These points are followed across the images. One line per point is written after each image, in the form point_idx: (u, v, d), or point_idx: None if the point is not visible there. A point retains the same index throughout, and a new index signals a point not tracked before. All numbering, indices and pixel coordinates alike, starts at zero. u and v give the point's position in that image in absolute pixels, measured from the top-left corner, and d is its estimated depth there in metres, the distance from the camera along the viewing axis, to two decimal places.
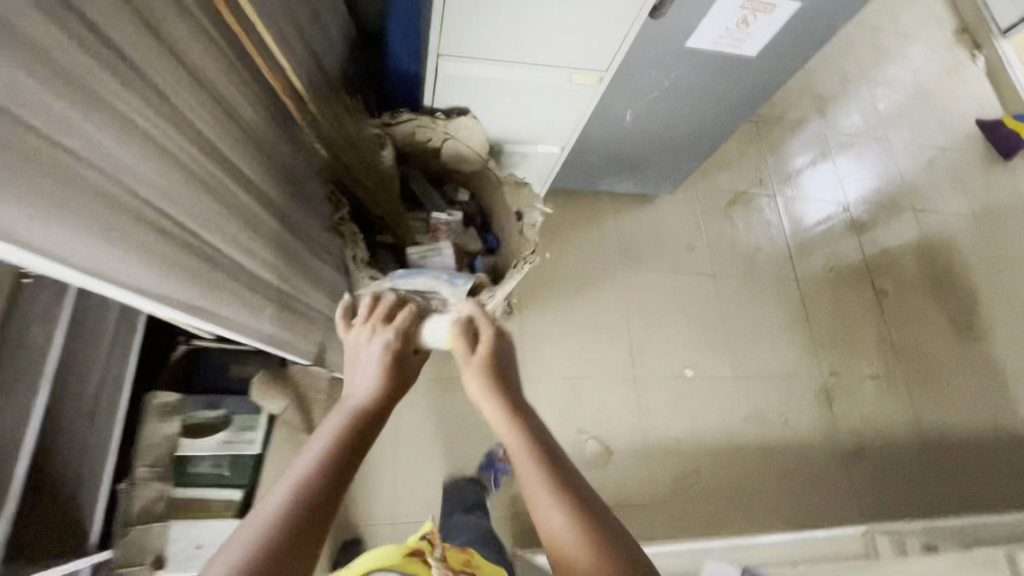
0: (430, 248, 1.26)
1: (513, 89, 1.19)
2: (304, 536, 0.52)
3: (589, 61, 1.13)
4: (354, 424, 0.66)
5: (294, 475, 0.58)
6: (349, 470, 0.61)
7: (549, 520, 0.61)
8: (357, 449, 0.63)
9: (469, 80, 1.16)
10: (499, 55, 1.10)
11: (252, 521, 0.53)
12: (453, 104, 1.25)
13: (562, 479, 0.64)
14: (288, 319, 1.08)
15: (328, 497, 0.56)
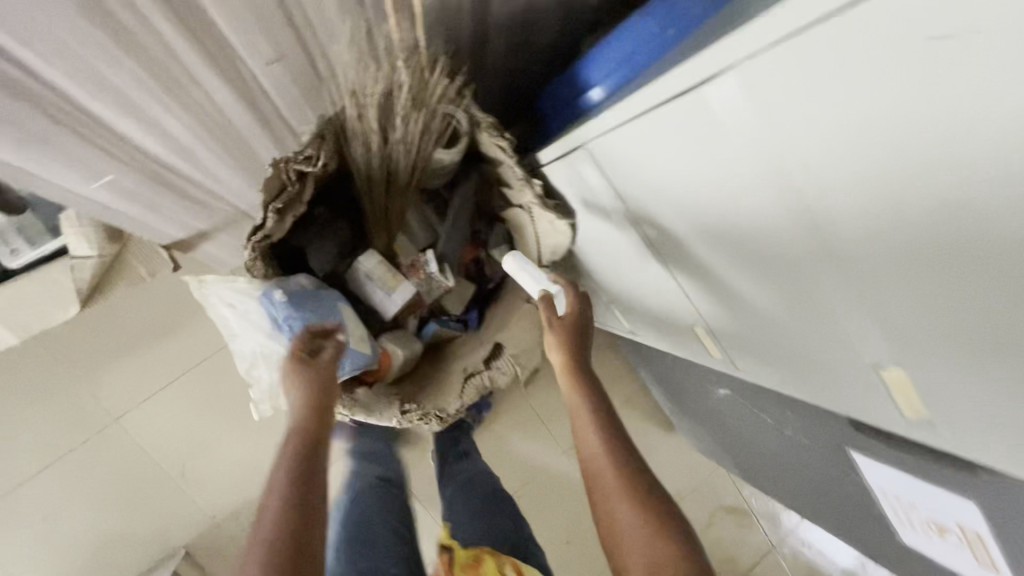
0: (387, 276, 0.89)
1: (628, 257, 0.80)
2: None
3: (735, 340, 0.73)
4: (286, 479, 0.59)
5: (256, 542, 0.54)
6: (306, 491, 0.58)
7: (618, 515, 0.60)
8: (307, 469, 0.60)
9: (596, 198, 0.76)
10: (650, 212, 0.69)
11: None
12: (567, 187, 0.81)
13: (623, 460, 0.64)
14: (139, 194, 0.75)
15: (298, 537, 0.54)
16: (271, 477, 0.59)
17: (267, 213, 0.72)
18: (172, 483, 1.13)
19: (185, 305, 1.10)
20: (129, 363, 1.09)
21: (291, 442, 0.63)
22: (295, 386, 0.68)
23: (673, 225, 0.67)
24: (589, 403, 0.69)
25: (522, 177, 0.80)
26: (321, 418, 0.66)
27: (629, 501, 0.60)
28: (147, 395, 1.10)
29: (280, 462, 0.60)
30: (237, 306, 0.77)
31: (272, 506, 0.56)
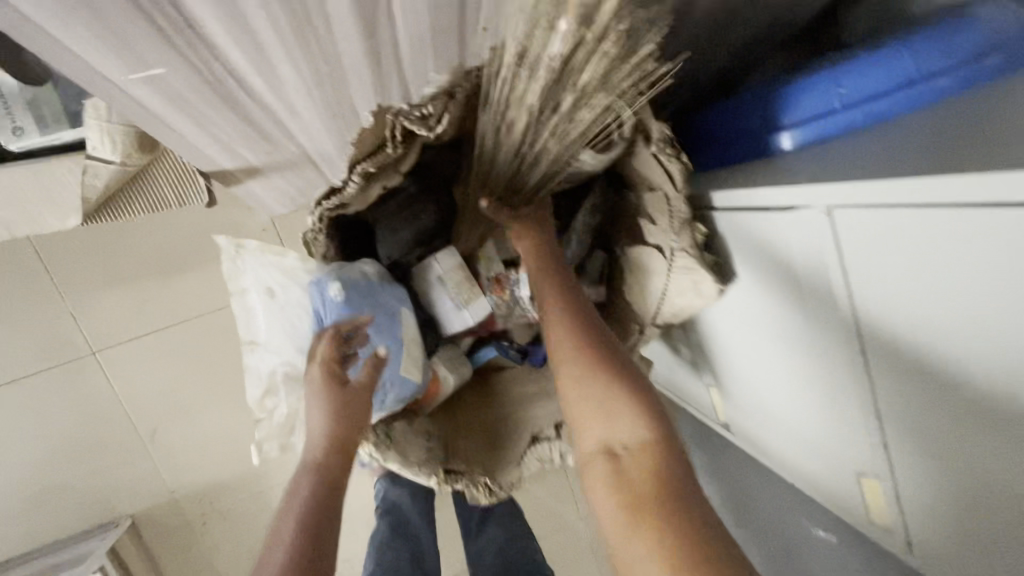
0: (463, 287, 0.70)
1: (800, 359, 0.59)
2: None
3: (927, 523, 0.52)
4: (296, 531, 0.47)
5: None
6: (317, 541, 0.47)
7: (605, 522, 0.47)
8: (314, 511, 0.49)
9: (788, 277, 0.55)
10: (883, 332, 0.48)
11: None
12: (735, 246, 0.61)
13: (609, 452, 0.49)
14: (188, 107, 0.56)
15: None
16: (279, 518, 0.49)
17: (353, 175, 0.53)
18: (136, 442, 0.96)
19: (205, 243, 0.92)
20: (122, 296, 0.91)
21: (309, 481, 0.51)
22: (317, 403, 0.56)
23: (920, 362, 0.45)
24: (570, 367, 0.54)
25: (685, 216, 0.61)
26: (346, 462, 0.54)
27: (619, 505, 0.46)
28: (132, 336, 0.92)
29: (294, 500, 0.50)
30: (275, 296, 0.60)
31: (272, 555, 0.46)
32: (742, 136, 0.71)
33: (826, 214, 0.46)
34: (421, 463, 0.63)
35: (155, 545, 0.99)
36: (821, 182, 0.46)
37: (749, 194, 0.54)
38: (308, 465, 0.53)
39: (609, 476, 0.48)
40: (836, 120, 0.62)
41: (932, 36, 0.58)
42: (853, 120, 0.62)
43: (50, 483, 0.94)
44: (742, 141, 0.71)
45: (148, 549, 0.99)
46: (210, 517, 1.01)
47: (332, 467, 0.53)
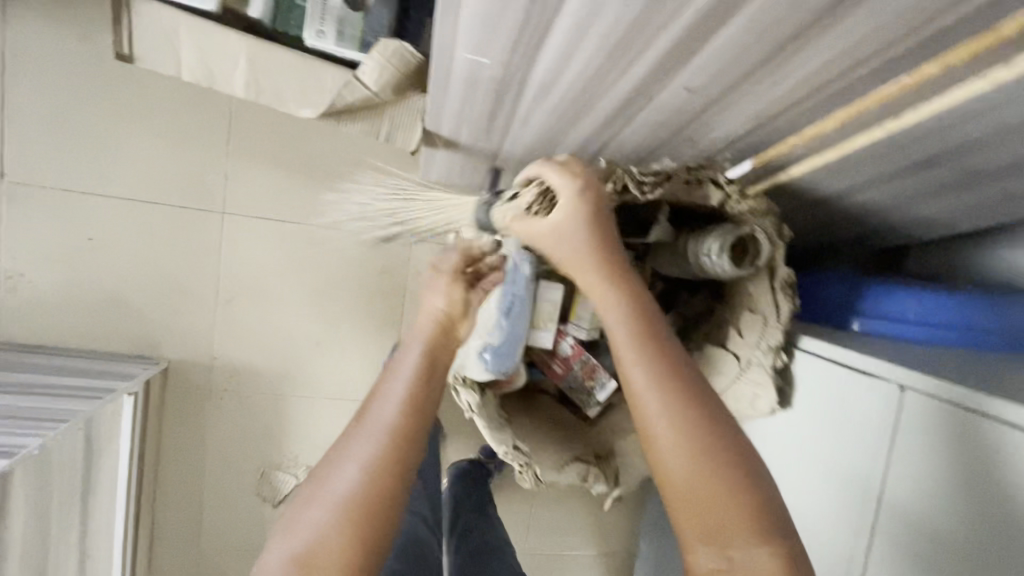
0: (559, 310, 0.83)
1: (811, 485, 0.71)
2: (387, 483, 0.47)
3: None
4: (422, 371, 0.55)
5: (382, 401, 0.52)
6: (411, 426, 0.51)
7: (692, 527, 0.45)
8: (414, 395, 0.52)
9: (824, 415, 0.68)
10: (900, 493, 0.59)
11: (323, 472, 0.48)
12: (805, 384, 0.75)
13: (693, 453, 0.46)
14: (469, 86, 0.71)
15: (388, 453, 0.48)
16: (372, 397, 0.53)
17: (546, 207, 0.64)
18: (210, 301, 1.04)
19: (366, 175, 1.05)
20: (275, 180, 1.01)
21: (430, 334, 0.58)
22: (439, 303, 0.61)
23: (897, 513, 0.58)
24: (642, 358, 0.50)
25: (773, 344, 0.76)
26: (450, 337, 0.59)
27: (720, 518, 0.44)
28: (261, 215, 1.02)
29: (390, 380, 0.54)
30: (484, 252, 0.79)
31: (376, 426, 0.50)
32: (830, 306, 0.88)
33: (874, 382, 0.61)
34: (494, 431, 0.72)
35: (172, 395, 1.05)
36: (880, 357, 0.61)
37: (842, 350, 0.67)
38: (403, 357, 0.56)
39: (728, 497, 0.44)
40: (904, 327, 0.79)
41: (996, 301, 0.76)
42: (916, 333, 0.78)
43: (119, 298, 1.00)
44: (828, 307, 0.88)
45: (164, 395, 1.04)
46: (228, 395, 1.07)
47: (432, 365, 0.56)
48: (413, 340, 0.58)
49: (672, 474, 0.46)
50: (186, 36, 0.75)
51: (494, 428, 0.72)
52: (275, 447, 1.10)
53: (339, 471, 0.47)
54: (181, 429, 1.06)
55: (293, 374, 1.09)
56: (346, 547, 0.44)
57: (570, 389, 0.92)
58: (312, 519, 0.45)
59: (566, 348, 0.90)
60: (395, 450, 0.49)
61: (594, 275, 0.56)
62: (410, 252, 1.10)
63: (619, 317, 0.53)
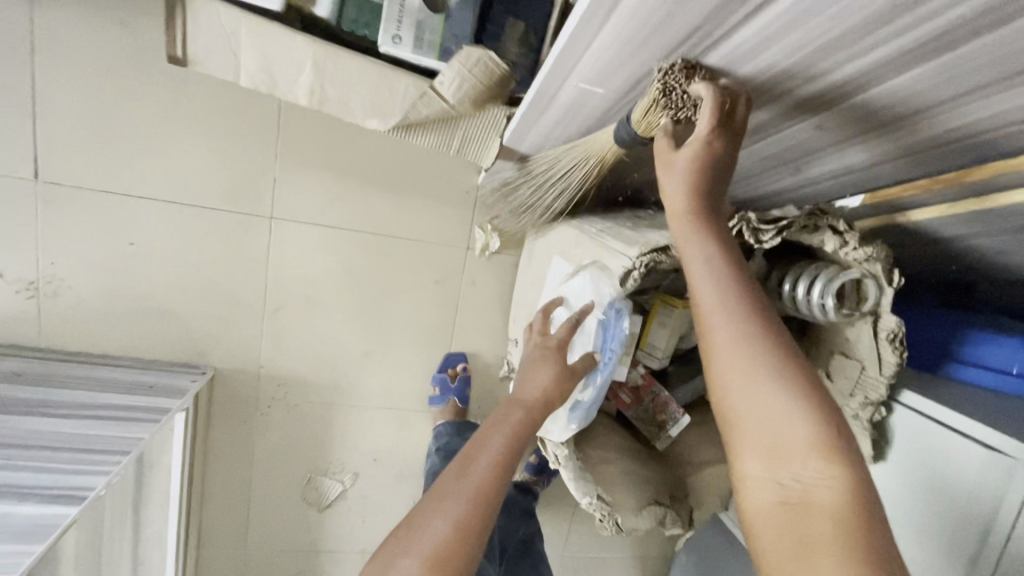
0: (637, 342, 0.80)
1: (922, 551, 0.69)
2: (470, 538, 0.50)
3: None
4: (512, 437, 0.59)
5: (472, 462, 0.55)
6: (495, 489, 0.54)
7: (749, 448, 0.45)
8: (499, 459, 0.57)
9: (952, 488, 0.65)
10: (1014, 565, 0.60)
11: (419, 517, 0.51)
12: (898, 441, 0.72)
13: (755, 378, 0.45)
14: (570, 109, 0.65)
15: (475, 507, 0.52)
16: (465, 457, 0.56)
17: (644, 263, 0.61)
18: (257, 309, 0.99)
19: (422, 179, 0.98)
20: (326, 183, 0.95)
21: (523, 405, 0.62)
22: (538, 378, 0.65)
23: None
24: (719, 285, 0.49)
25: (875, 397, 0.72)
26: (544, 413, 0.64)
27: (775, 446, 0.43)
28: (311, 222, 0.96)
29: (482, 445, 0.58)
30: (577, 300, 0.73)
31: (467, 485, 0.53)
32: (920, 347, 0.84)
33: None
34: (583, 481, 0.69)
35: (218, 403, 1.02)
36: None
37: (950, 414, 0.66)
38: (495, 427, 0.60)
39: (838, 507, 0.40)
40: (1006, 380, 0.75)
41: None
42: (1020, 386, 0.74)
43: (163, 306, 0.95)
44: (918, 348, 0.84)
45: (210, 405, 1.01)
46: (276, 403, 1.05)
47: (516, 436, 0.59)
48: (505, 411, 0.62)
49: (736, 400, 0.46)
50: (248, 37, 0.67)
51: (583, 479, 0.69)
52: (322, 454, 1.09)
53: (436, 520, 0.50)
54: (228, 437, 1.03)
55: (341, 383, 1.06)
56: None
57: (638, 421, 0.89)
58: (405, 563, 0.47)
59: (637, 378, 0.88)
60: (482, 508, 0.52)
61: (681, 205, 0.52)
62: (464, 262, 1.05)
63: (695, 242, 0.51)
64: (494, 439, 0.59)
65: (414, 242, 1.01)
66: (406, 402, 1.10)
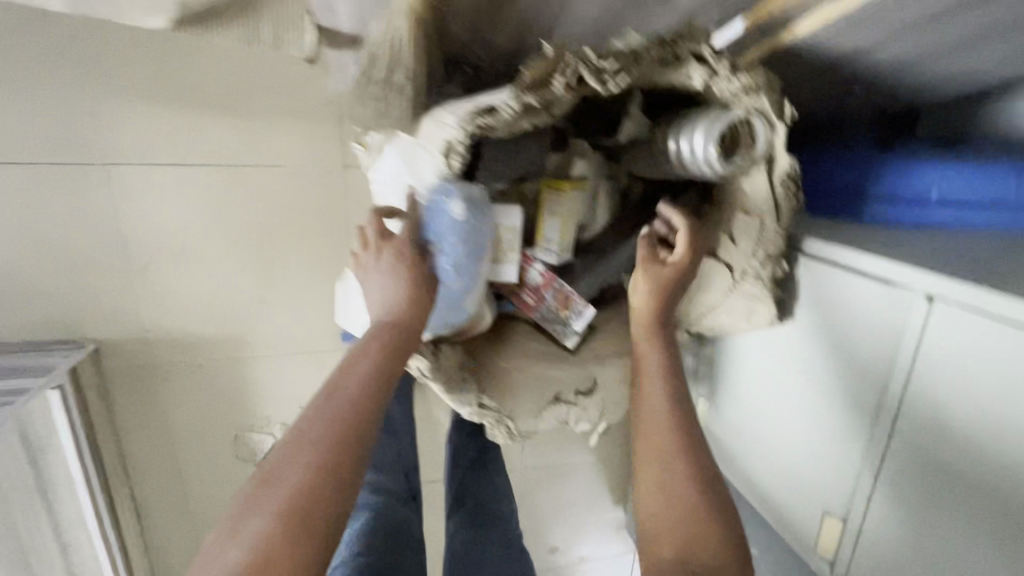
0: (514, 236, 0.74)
1: (830, 410, 0.64)
2: (343, 475, 0.45)
3: (867, 568, 0.62)
4: (383, 365, 0.53)
5: (340, 397, 0.49)
6: (364, 422, 0.49)
7: (664, 517, 0.53)
8: (366, 392, 0.51)
9: (857, 336, 0.59)
10: (901, 396, 0.55)
11: (275, 468, 0.44)
12: (806, 291, 0.66)
13: (672, 461, 0.56)
14: None
15: (343, 443, 0.46)
16: (325, 395, 0.50)
17: (460, 130, 0.53)
18: (124, 272, 0.89)
19: (270, 92, 0.86)
20: (159, 115, 0.83)
21: (395, 329, 0.57)
22: (397, 296, 0.58)
23: (954, 453, 0.51)
24: (664, 383, 0.63)
25: (774, 250, 0.65)
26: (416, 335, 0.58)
27: (673, 498, 0.54)
28: (155, 163, 0.86)
29: (346, 379, 0.51)
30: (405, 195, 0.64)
31: (332, 421, 0.47)
32: (838, 195, 0.75)
33: (928, 304, 0.51)
34: (461, 392, 0.66)
35: (113, 378, 0.94)
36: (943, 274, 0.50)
37: (847, 251, 0.59)
38: (361, 357, 0.53)
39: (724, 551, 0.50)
40: (926, 211, 0.67)
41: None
42: (940, 216, 0.67)
43: (16, 283, 0.86)
44: (835, 197, 0.75)
45: (105, 381, 0.94)
46: (176, 369, 0.97)
47: (388, 364, 0.54)
48: (371, 339, 0.56)
49: (646, 481, 0.57)
50: None
51: (461, 391, 0.66)
52: (244, 411, 1.04)
53: (298, 467, 0.44)
54: (135, 412, 0.97)
55: (243, 336, 0.98)
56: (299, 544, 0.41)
57: (544, 323, 0.82)
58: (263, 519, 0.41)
59: (536, 278, 0.80)
60: (350, 443, 0.47)
61: (645, 311, 0.69)
62: (346, 183, 0.94)
63: (652, 350, 0.67)
64: (360, 371, 0.52)
65: (283, 170, 0.90)
66: (320, 346, 1.03)
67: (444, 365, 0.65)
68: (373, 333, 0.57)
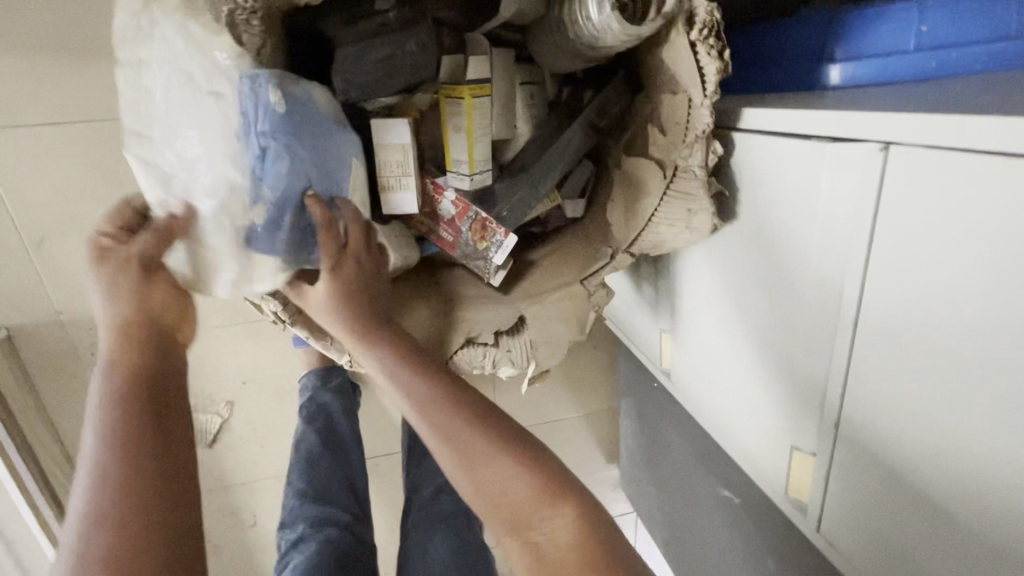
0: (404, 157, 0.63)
1: (784, 321, 0.52)
2: (154, 478, 0.41)
3: (843, 508, 0.50)
4: (141, 369, 0.47)
5: (103, 416, 0.43)
6: (166, 448, 0.43)
7: (496, 520, 0.46)
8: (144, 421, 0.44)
9: (804, 222, 0.47)
10: (855, 284, 0.43)
11: (91, 525, 0.38)
12: (749, 180, 0.53)
13: (482, 462, 0.48)
14: None
15: (165, 482, 0.42)
16: (97, 449, 0.41)
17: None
18: (17, 247, 0.82)
19: None
20: (20, 67, 0.75)
21: (138, 328, 0.50)
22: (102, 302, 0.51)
23: (926, 354, 0.39)
24: (416, 388, 0.54)
25: (704, 132, 0.52)
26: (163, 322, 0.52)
27: (511, 498, 0.46)
28: (26, 122, 0.77)
29: (108, 417, 0.43)
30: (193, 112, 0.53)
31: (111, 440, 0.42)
32: (794, 61, 0.59)
33: (884, 155, 0.38)
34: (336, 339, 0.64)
35: (33, 363, 0.88)
36: (906, 108, 0.37)
37: (788, 113, 0.46)
38: (117, 391, 0.45)
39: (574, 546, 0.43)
40: (903, 62, 0.51)
41: None
42: (921, 66, 0.51)
43: None
44: (790, 64, 0.59)
45: (24, 368, 0.88)
46: None
47: (151, 365, 0.48)
48: (109, 346, 0.48)
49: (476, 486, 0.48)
50: None
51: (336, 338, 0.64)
52: None
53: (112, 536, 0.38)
54: (58, 399, 0.91)
55: None
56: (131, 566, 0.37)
57: (465, 260, 0.71)
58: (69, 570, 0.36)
59: (450, 209, 0.69)
60: (155, 456, 0.42)
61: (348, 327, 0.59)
62: None
63: (378, 354, 0.58)
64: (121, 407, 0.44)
65: None
66: None
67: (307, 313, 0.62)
68: (125, 351, 0.48)
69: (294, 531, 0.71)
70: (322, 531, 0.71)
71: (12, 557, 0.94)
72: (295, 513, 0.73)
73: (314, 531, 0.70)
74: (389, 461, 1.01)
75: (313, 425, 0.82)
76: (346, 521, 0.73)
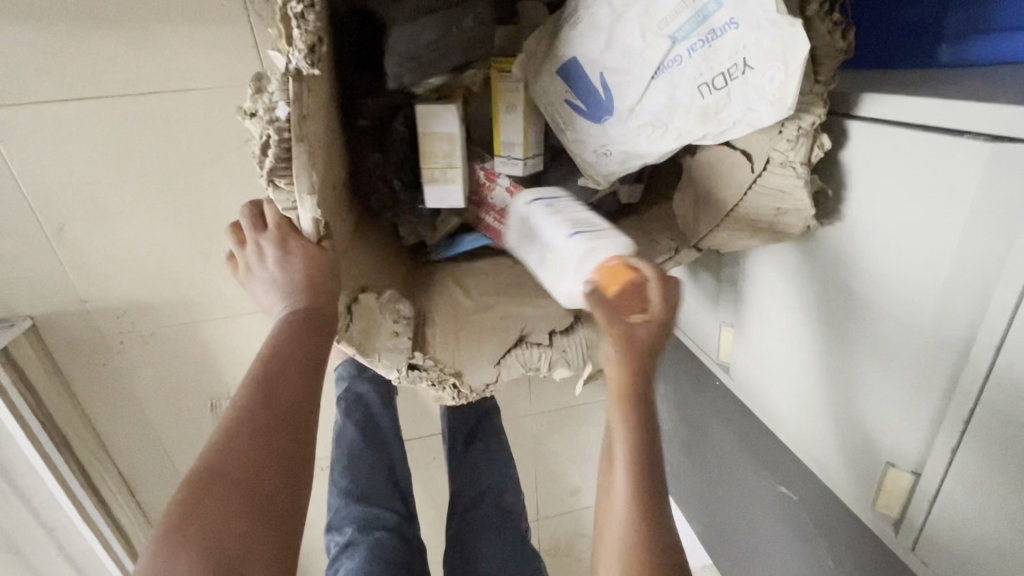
0: (452, 146, 0.57)
1: (896, 335, 0.47)
2: (285, 455, 0.39)
3: (941, 536, 0.47)
4: (301, 345, 0.45)
5: (258, 381, 0.42)
6: (292, 437, 0.40)
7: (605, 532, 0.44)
8: (278, 402, 0.41)
9: (942, 228, 0.41)
10: (1003, 307, 0.38)
11: (221, 474, 0.37)
12: (860, 176, 0.47)
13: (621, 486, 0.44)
14: None
15: (292, 464, 0.39)
16: (232, 415, 0.40)
17: None
18: (35, 234, 0.77)
19: None
20: (26, 39, 0.68)
21: (306, 309, 0.46)
22: (283, 286, 0.46)
23: None
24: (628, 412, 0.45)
25: (812, 125, 0.46)
26: (325, 319, 0.47)
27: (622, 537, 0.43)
28: (37, 101, 0.71)
29: (260, 387, 0.41)
30: (605, 36, 0.48)
31: (261, 408, 0.40)
32: (902, 30, 0.53)
33: None
34: (383, 351, 0.53)
35: (61, 354, 0.85)
36: None
37: (929, 106, 0.40)
38: (271, 366, 0.43)
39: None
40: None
41: None
42: None
43: None
44: (888, 41, 0.54)
45: (53, 359, 0.85)
46: (129, 338, 0.87)
47: (307, 342, 0.45)
48: (287, 318, 0.46)
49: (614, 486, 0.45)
50: None
51: (380, 349, 0.53)
52: (212, 376, 0.93)
53: (229, 492, 0.36)
54: (90, 387, 0.89)
55: (189, 296, 0.86)
56: (251, 532, 0.36)
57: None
58: (193, 521, 0.35)
59: (502, 198, 0.63)
60: (291, 439, 0.40)
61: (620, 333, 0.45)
62: None
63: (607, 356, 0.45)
64: (261, 384, 0.42)
65: (191, 93, 0.74)
66: None
67: (357, 319, 0.53)
68: (292, 321, 0.46)
69: (342, 534, 0.71)
70: (372, 535, 0.71)
71: (53, 543, 0.94)
72: (341, 515, 0.73)
73: (363, 535, 0.71)
74: (424, 451, 0.99)
75: (352, 419, 0.77)
76: (393, 525, 0.74)
